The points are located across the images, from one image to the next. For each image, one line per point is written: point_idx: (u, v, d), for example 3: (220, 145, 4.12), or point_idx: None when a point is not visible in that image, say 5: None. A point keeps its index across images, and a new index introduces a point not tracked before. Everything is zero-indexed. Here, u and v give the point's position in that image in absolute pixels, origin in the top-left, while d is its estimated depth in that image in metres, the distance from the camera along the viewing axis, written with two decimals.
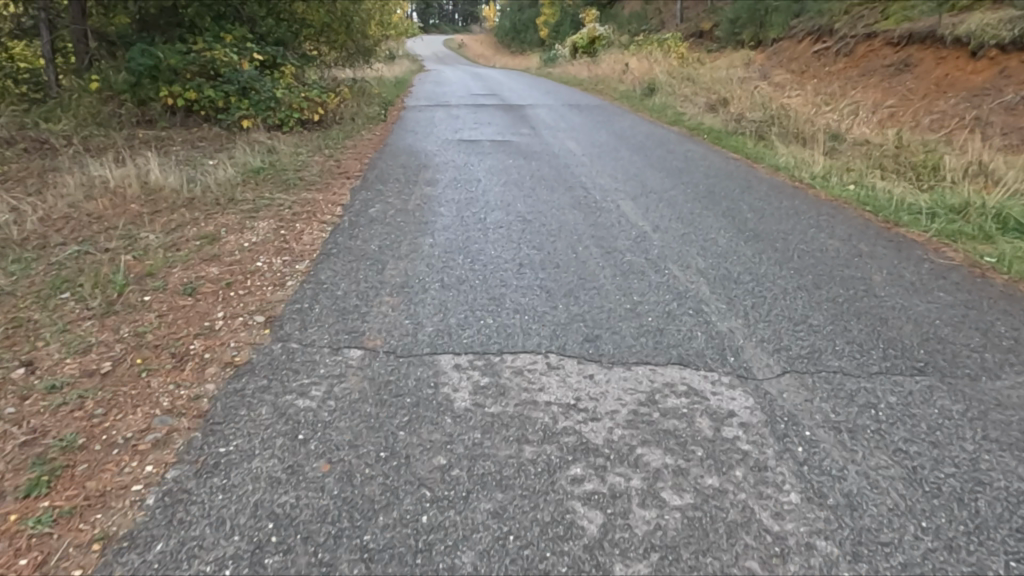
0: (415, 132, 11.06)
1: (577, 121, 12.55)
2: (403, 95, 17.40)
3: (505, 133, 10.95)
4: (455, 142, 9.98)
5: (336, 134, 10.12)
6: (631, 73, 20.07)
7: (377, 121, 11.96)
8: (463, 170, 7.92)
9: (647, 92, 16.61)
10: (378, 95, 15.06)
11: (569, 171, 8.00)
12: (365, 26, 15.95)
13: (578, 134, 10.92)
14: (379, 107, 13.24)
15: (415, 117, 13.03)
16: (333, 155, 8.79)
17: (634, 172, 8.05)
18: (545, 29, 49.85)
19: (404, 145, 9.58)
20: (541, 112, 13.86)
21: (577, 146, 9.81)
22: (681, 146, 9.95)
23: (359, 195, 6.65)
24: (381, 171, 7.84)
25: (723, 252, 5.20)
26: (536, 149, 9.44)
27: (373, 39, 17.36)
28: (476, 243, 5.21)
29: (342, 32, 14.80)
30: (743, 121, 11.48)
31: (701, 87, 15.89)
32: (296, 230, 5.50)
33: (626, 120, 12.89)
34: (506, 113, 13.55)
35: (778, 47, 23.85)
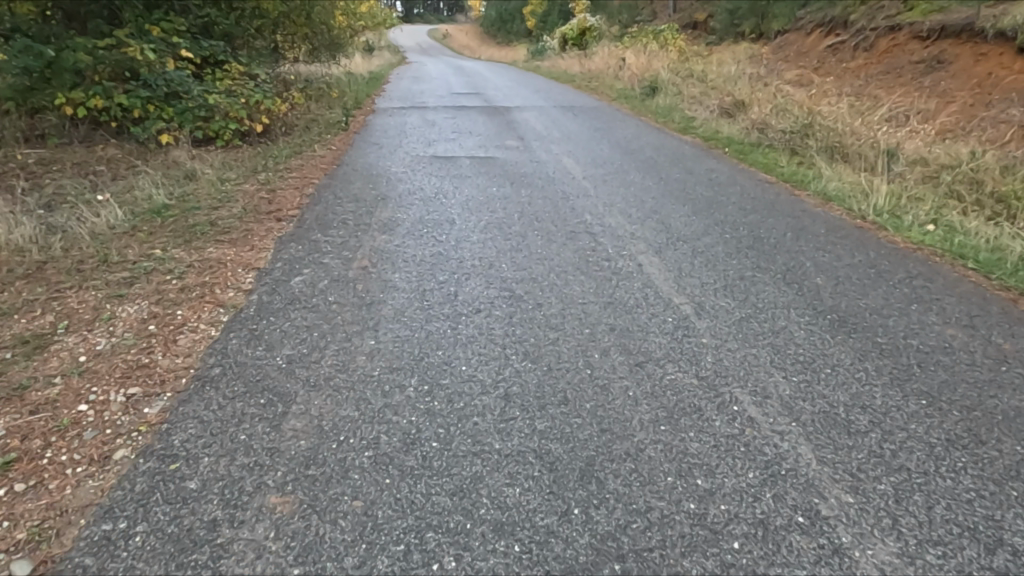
0: (382, 143, 9.24)
1: (574, 129, 10.76)
2: (374, 94, 15.50)
3: (488, 147, 9.16)
4: (427, 160, 8.18)
5: (281, 148, 8.42)
6: (628, 69, 18.30)
7: (337, 128, 10.13)
8: (432, 206, 6.14)
9: (648, 93, 14.85)
10: (341, 96, 13.24)
11: (568, 207, 6.22)
12: (332, 19, 14.40)
13: (576, 147, 9.14)
14: (342, 111, 11.43)
15: (384, 123, 11.18)
16: (268, 180, 6.98)
17: (651, 206, 6.32)
18: (532, 20, 47.89)
19: (363, 165, 7.78)
20: (530, 117, 12.09)
21: (576, 165, 8.05)
22: (702, 165, 8.22)
23: (285, 252, 4.85)
24: (324, 206, 6.04)
25: (809, 361, 3.50)
26: (526, 171, 7.66)
27: (339, 31, 15.50)
28: (441, 350, 3.47)
29: (305, 27, 13.27)
30: (768, 131, 9.80)
31: (710, 87, 14.13)
32: (173, 323, 3.73)
33: (630, 127, 11.12)
34: (490, 118, 11.74)
35: (784, 40, 22.17)
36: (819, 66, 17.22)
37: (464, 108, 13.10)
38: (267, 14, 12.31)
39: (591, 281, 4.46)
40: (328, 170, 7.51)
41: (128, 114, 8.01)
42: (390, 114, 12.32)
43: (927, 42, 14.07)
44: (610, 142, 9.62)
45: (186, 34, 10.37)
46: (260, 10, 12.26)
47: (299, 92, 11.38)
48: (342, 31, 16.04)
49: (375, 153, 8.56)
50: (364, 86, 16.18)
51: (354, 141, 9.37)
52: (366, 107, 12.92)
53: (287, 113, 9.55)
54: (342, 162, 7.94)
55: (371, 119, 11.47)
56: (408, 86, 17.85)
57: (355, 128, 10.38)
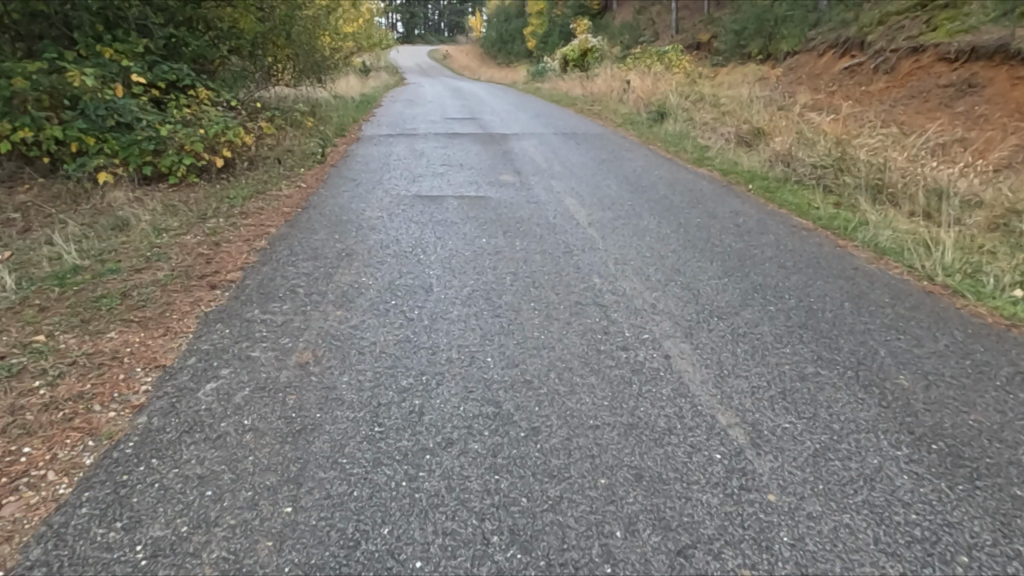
0: (362, 178, 8.20)
1: (577, 160, 9.70)
2: (362, 119, 14.50)
3: (481, 183, 8.11)
4: (410, 201, 7.11)
5: (242, 187, 7.37)
6: (634, 93, 17.34)
7: (313, 160, 9.09)
8: (408, 266, 5.03)
9: (656, 119, 13.83)
10: (323, 122, 12.23)
11: (572, 267, 5.13)
12: (316, 40, 13.52)
13: (580, 184, 8.07)
14: (322, 140, 10.41)
15: (368, 153, 10.12)
16: (218, 227, 5.90)
17: (673, 265, 5.22)
18: (532, 40, 47.27)
19: (334, 207, 6.70)
20: (528, 145, 11.06)
21: (581, 207, 6.97)
22: (726, 208, 7.14)
23: (207, 340, 3.74)
24: (275, 267, 4.93)
25: (931, 539, 2.38)
26: (523, 216, 6.58)
27: (324, 52, 14.58)
28: (390, 523, 2.36)
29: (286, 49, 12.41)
30: (795, 164, 8.76)
31: (723, 114, 13.12)
32: (10, 472, 2.60)
33: (638, 159, 10.07)
34: (485, 148, 10.71)
35: (795, 62, 21.23)
36: (836, 89, 16.23)
37: (458, 136, 12.09)
38: (243, 34, 11.41)
39: (606, 386, 3.34)
40: (291, 214, 6.44)
41: (65, 148, 6.96)
42: (376, 142, 11.29)
43: (955, 64, 13.07)
44: (620, 178, 8.55)
45: (146, 56, 9.39)
46: (236, 29, 11.38)
47: (274, 119, 10.37)
48: (328, 52, 15.13)
49: (351, 191, 7.49)
50: (352, 110, 15.20)
51: (329, 176, 8.30)
52: (350, 135, 11.91)
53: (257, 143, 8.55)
54: (312, 203, 6.87)
55: (354, 148, 10.47)
56: (400, 110, 16.85)
57: (335, 159, 9.36)
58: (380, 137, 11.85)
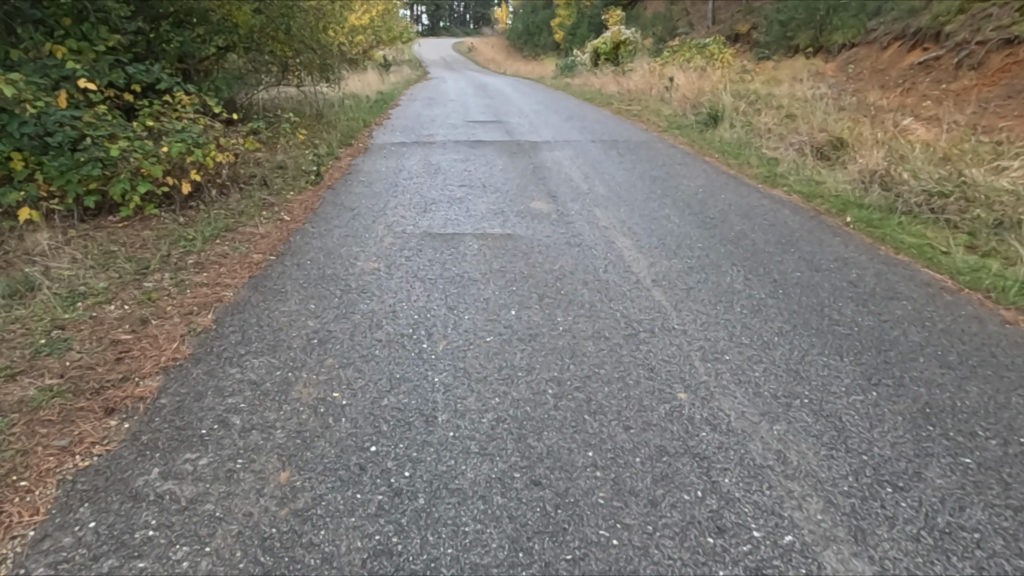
0: (363, 206, 6.67)
1: (624, 179, 8.07)
2: (374, 123, 13.00)
3: (508, 212, 6.53)
4: (418, 242, 5.56)
5: (208, 221, 5.88)
6: (677, 93, 15.61)
7: (308, 178, 7.60)
8: (403, 364, 3.49)
9: (708, 124, 12.11)
10: (325, 129, 10.76)
11: (639, 366, 3.55)
12: (322, 37, 12.12)
13: (632, 216, 6.45)
14: (322, 152, 8.93)
15: (373, 168, 8.56)
16: (155, 290, 4.42)
17: (788, 365, 3.61)
18: (560, 32, 45.44)
19: (321, 253, 5.20)
20: (562, 157, 9.47)
21: (638, 254, 5.36)
22: (827, 255, 5.47)
23: (51, 549, 2.22)
24: (212, 368, 3.42)
25: None
26: (564, 268, 4.99)
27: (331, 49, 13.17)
28: None
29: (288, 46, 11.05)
30: (898, 188, 7.06)
31: (787, 118, 11.36)
32: None
33: (696, 175, 8.40)
34: (513, 161, 9.13)
35: (853, 55, 19.31)
36: (909, 87, 14.37)
37: (481, 144, 10.54)
38: (234, 30, 10.05)
39: None
40: (261, 266, 4.93)
41: None
42: (385, 152, 9.76)
43: None
44: (680, 205, 6.90)
45: (114, 57, 7.99)
46: (230, 23, 10.08)
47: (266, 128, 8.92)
48: (337, 49, 13.67)
49: (345, 226, 5.96)
50: (363, 112, 13.71)
51: (323, 202, 6.77)
52: (358, 144, 10.40)
53: (238, 160, 7.07)
54: (291, 246, 5.36)
55: (359, 162, 8.95)
56: (418, 111, 15.29)
57: (334, 177, 7.84)
58: (392, 146, 10.33)
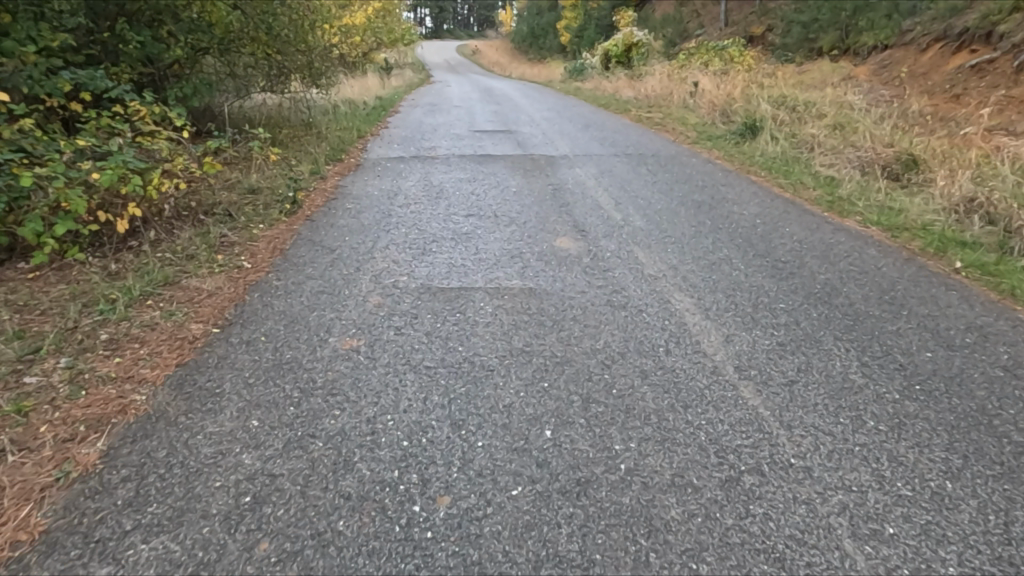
0: (347, 245, 5.35)
1: (663, 206, 6.73)
2: (370, 133, 11.71)
3: (526, 254, 5.20)
4: (412, 301, 4.24)
5: (143, 273, 4.57)
6: (702, 101, 14.29)
7: (283, 206, 6.30)
8: (381, 555, 2.17)
9: (744, 134, 10.79)
10: (310, 144, 9.48)
11: (758, 553, 2.23)
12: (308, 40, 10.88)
13: (683, 261, 5.11)
14: (304, 173, 7.64)
15: (363, 191, 7.23)
16: (34, 393, 3.09)
17: (993, 547, 2.28)
18: (567, 35, 44.19)
19: (284, 322, 3.89)
20: (585, 176, 8.17)
21: (704, 322, 4.03)
22: (953, 321, 4.14)
23: None
24: (68, 567, 2.10)
25: None
26: (611, 346, 3.67)
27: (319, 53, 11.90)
28: None
29: (270, 47, 9.82)
30: (1007, 223, 5.75)
31: (836, 128, 10.03)
32: None
33: (747, 201, 7.05)
34: (529, 181, 7.79)
35: (888, 58, 17.98)
36: (960, 93, 13.06)
37: (490, 160, 9.24)
38: (204, 30, 8.81)
39: None
40: (197, 346, 3.61)
41: None
42: (379, 170, 8.44)
43: None
44: (739, 243, 5.57)
45: (51, 62, 6.69)
46: (202, 20, 8.90)
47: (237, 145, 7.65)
48: (327, 53, 12.40)
49: (319, 277, 4.64)
50: (357, 122, 12.42)
51: (297, 240, 5.45)
52: (348, 160, 9.07)
53: (192, 188, 5.79)
54: (243, 312, 4.04)
55: (346, 183, 7.63)
56: (419, 119, 13.98)
57: (314, 205, 6.52)
58: (387, 162, 9.01)
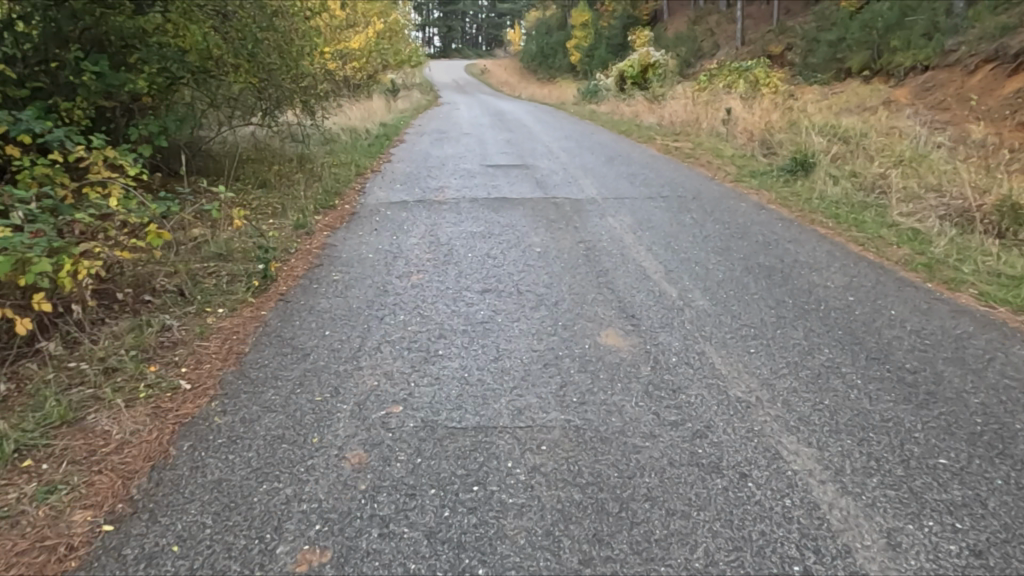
0: (325, 346, 4.05)
1: (725, 277, 5.41)
2: (370, 170, 10.48)
3: (564, 362, 3.87)
4: (410, 459, 2.93)
5: (30, 407, 3.25)
6: (736, 130, 13.00)
7: (252, 281, 5.03)
8: None
9: (794, 171, 9.50)
10: (299, 190, 8.25)
11: None
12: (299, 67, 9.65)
13: (777, 376, 3.78)
14: (286, 235, 6.39)
15: (353, 254, 5.94)
16: None
17: None
18: (578, 54, 43.25)
19: (218, 510, 2.59)
20: (621, 228, 6.88)
21: (845, 504, 2.69)
22: None
23: None
24: None
25: None
26: (717, 567, 2.34)
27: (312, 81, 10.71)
28: None
29: (255, 78, 8.60)
30: None
31: (904, 165, 8.73)
32: None
33: (826, 266, 5.73)
34: (555, 237, 6.48)
35: (930, 80, 16.73)
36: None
37: (507, 205, 7.97)
38: (176, 59, 7.62)
39: None
40: (66, 574, 2.28)
41: None
42: (375, 222, 7.16)
43: None
44: (840, 341, 4.23)
45: None
46: (173, 47, 7.68)
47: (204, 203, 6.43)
48: (320, 81, 11.16)
49: (280, 408, 3.33)
50: (357, 157, 11.22)
51: (261, 339, 4.15)
52: (341, 208, 7.80)
53: (122, 267, 4.54)
54: (157, 489, 2.72)
55: (334, 242, 6.34)
56: (425, 150, 12.75)
57: (292, 278, 5.23)
58: (386, 210, 7.73)
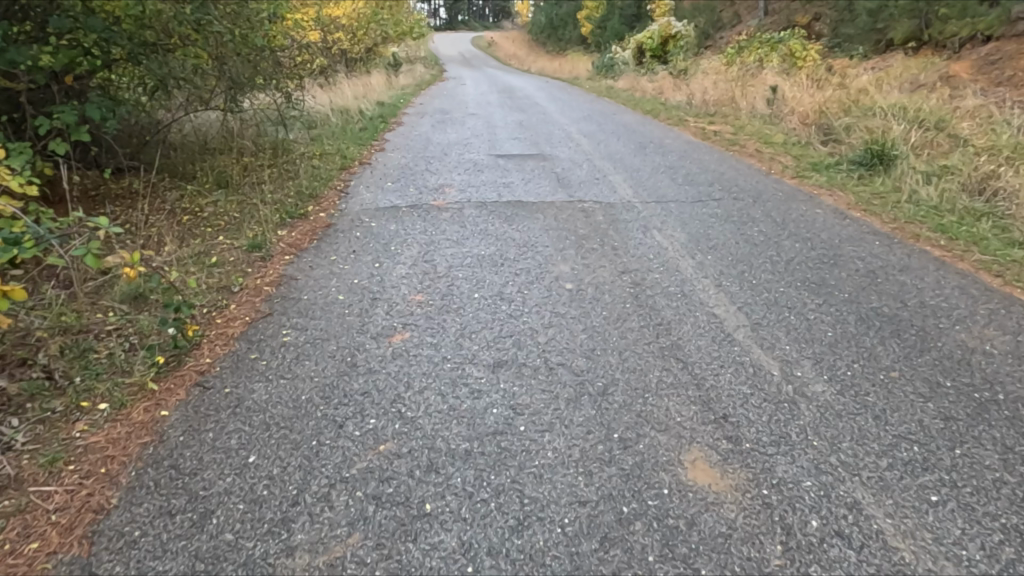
0: (243, 491, 2.51)
1: (838, 337, 3.83)
2: (360, 161, 8.87)
3: (634, 534, 2.32)
4: None
5: None
6: (785, 113, 11.26)
7: (160, 350, 3.49)
8: None
9: (869, 165, 7.86)
10: (266, 194, 6.68)
11: None
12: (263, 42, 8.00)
13: (1001, 568, 2.21)
14: (233, 265, 4.83)
15: (317, 293, 4.37)
16: None
17: None
18: (590, 25, 41.03)
19: None
20: (672, 249, 5.28)
21: None
22: None
23: None
24: None
25: None
26: None
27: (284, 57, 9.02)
28: None
29: (206, 55, 6.97)
30: None
31: (1015, 159, 7.06)
32: None
33: (971, 315, 4.14)
34: (590, 265, 4.89)
35: (994, 52, 14.88)
36: None
37: (523, 212, 6.37)
38: (106, 29, 5.94)
39: None
40: None
41: None
42: (355, 239, 5.56)
43: None
44: None
45: None
46: (101, 14, 6.02)
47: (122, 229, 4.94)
48: (296, 57, 9.48)
49: None
50: (345, 146, 9.60)
51: (142, 473, 2.61)
52: (314, 217, 6.20)
53: None
54: None
55: (295, 272, 4.77)
56: (426, 135, 11.11)
57: (224, 340, 3.68)
58: (371, 219, 6.14)
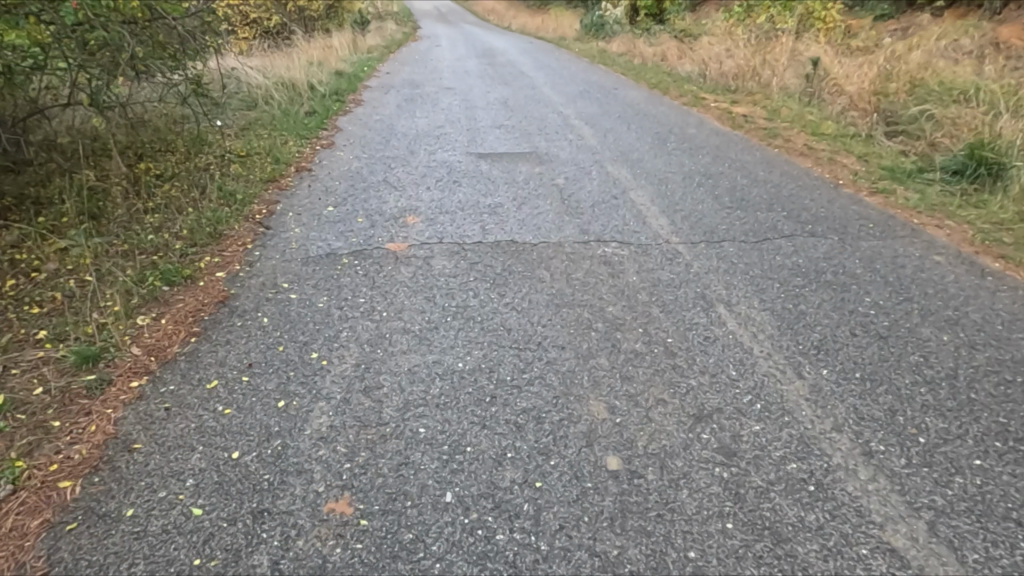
0: None
1: None
2: (299, 166, 6.75)
3: None
4: None
5: None
6: (829, 96, 9.21)
7: None
8: None
9: (973, 179, 5.99)
10: (147, 239, 4.62)
11: None
12: (141, 7, 5.71)
13: None
14: (36, 412, 2.84)
15: (154, 500, 2.38)
16: None
17: None
18: None
19: None
20: (760, 352, 3.37)
21: None
22: None
23: None
24: None
25: None
26: None
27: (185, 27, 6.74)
28: None
29: (44, 33, 4.75)
30: None
31: None
32: None
33: None
34: (640, 402, 2.95)
35: None
36: None
37: (520, 265, 4.38)
38: None
39: None
40: None
41: None
42: (258, 333, 3.52)
43: None
44: None
45: None
46: None
47: None
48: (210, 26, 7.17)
49: None
50: (284, 143, 7.48)
51: None
52: (205, 282, 4.12)
53: None
54: None
55: (134, 430, 2.76)
56: (390, 121, 8.98)
57: None
58: (292, 286, 4.09)
